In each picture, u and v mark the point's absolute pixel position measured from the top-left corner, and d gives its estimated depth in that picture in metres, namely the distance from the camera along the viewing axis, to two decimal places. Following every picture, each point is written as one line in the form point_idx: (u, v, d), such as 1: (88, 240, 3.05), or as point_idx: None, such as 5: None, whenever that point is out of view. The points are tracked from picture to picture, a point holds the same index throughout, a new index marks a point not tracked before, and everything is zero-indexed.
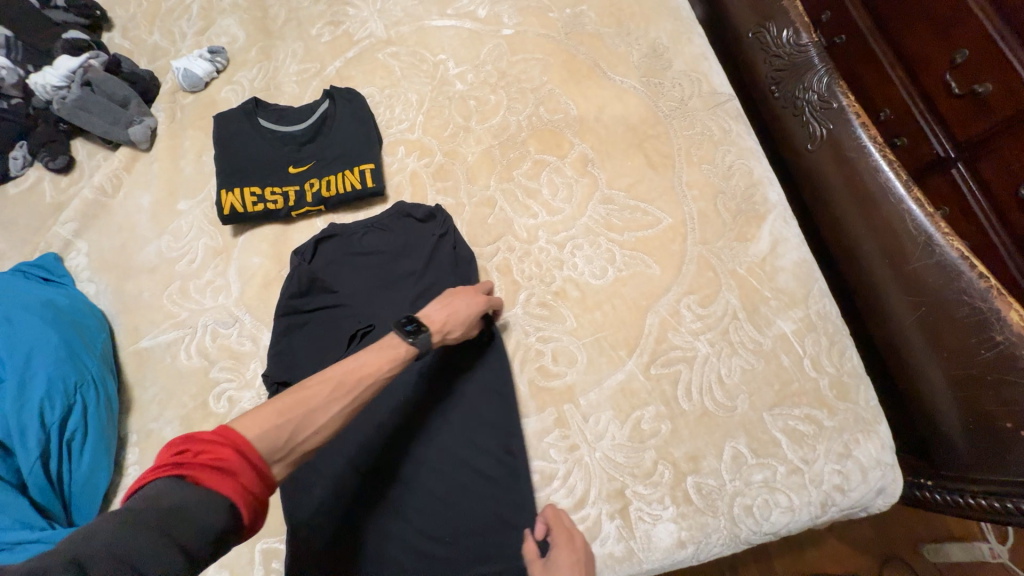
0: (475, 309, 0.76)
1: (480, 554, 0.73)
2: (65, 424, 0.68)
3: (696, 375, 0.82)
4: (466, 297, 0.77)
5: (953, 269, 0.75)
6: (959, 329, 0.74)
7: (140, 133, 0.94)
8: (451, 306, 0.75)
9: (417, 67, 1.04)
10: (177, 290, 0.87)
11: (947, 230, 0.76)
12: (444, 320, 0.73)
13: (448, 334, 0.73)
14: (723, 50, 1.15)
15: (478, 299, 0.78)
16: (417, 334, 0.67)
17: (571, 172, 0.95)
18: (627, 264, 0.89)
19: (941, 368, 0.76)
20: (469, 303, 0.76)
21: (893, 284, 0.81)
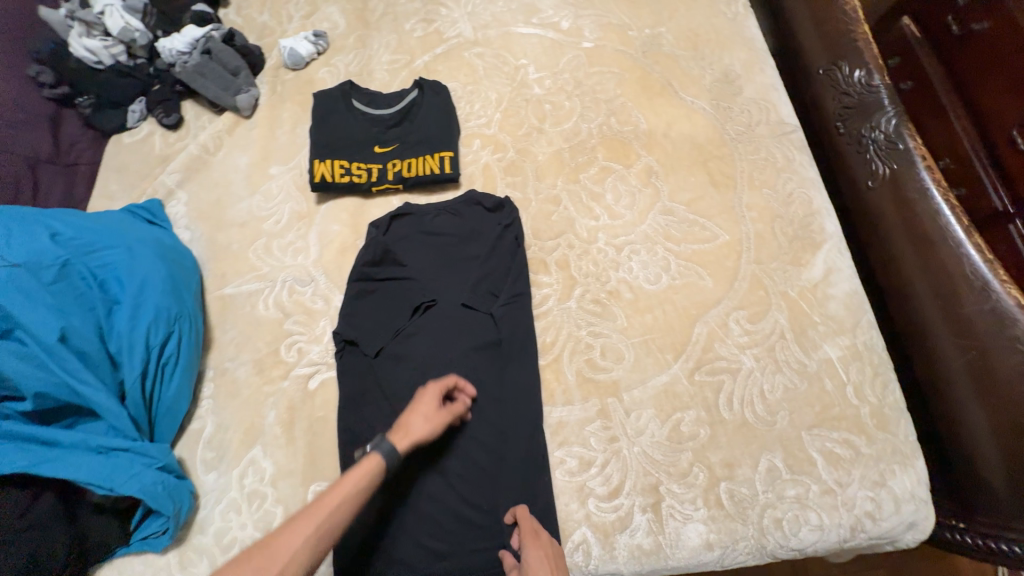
0: (432, 399, 0.76)
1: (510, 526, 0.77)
2: (163, 350, 0.75)
3: (739, 387, 0.84)
4: (429, 397, 0.75)
5: (1007, 316, 0.76)
6: (1008, 375, 0.75)
7: (245, 101, 1.03)
8: (412, 407, 0.76)
9: (499, 68, 1.11)
10: (262, 247, 0.95)
11: (1005, 278, 0.78)
12: (403, 420, 0.74)
13: (412, 432, 0.72)
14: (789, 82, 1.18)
15: (435, 386, 0.77)
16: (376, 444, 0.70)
17: (635, 182, 1.00)
18: (681, 274, 0.93)
19: (986, 412, 0.77)
20: (427, 397, 0.76)
21: (943, 325, 0.83)
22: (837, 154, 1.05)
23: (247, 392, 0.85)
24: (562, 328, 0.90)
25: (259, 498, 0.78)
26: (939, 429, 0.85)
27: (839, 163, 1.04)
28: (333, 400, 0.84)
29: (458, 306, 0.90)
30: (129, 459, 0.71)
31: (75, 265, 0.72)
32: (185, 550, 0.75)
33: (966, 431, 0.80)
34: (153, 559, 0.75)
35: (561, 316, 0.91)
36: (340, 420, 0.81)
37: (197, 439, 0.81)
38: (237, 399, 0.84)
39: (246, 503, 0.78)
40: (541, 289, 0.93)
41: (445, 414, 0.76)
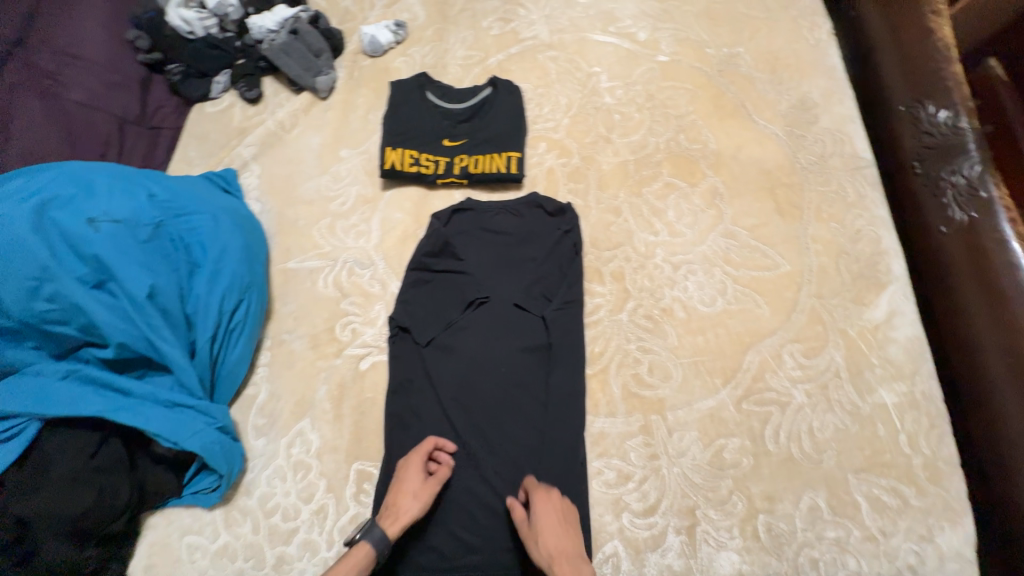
0: (415, 477, 0.76)
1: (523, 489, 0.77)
2: (233, 316, 0.79)
3: (787, 421, 0.83)
4: (411, 474, 0.76)
5: None
6: None
7: (324, 83, 1.06)
8: (397, 487, 0.76)
9: (572, 73, 1.11)
10: (326, 226, 0.97)
11: None
12: (391, 502, 0.74)
13: (401, 514, 0.73)
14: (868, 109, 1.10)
15: (415, 461, 0.77)
16: (366, 532, 0.72)
17: (699, 202, 0.99)
18: (737, 299, 0.92)
19: None
20: (411, 476, 0.76)
21: (1013, 392, 0.74)
22: (909, 196, 0.97)
23: (301, 364, 0.87)
24: (612, 339, 0.90)
25: (304, 469, 0.81)
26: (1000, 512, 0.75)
27: (911, 205, 0.96)
28: (382, 382, 0.86)
29: (510, 306, 0.90)
30: (193, 415, 0.74)
31: (166, 226, 0.76)
32: (231, 509, 0.78)
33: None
34: (201, 514, 0.78)
35: (612, 328, 0.91)
36: (388, 404, 0.83)
37: (250, 404, 0.85)
38: (291, 370, 0.87)
39: (292, 471, 0.81)
40: (594, 298, 0.93)
41: (430, 483, 0.76)
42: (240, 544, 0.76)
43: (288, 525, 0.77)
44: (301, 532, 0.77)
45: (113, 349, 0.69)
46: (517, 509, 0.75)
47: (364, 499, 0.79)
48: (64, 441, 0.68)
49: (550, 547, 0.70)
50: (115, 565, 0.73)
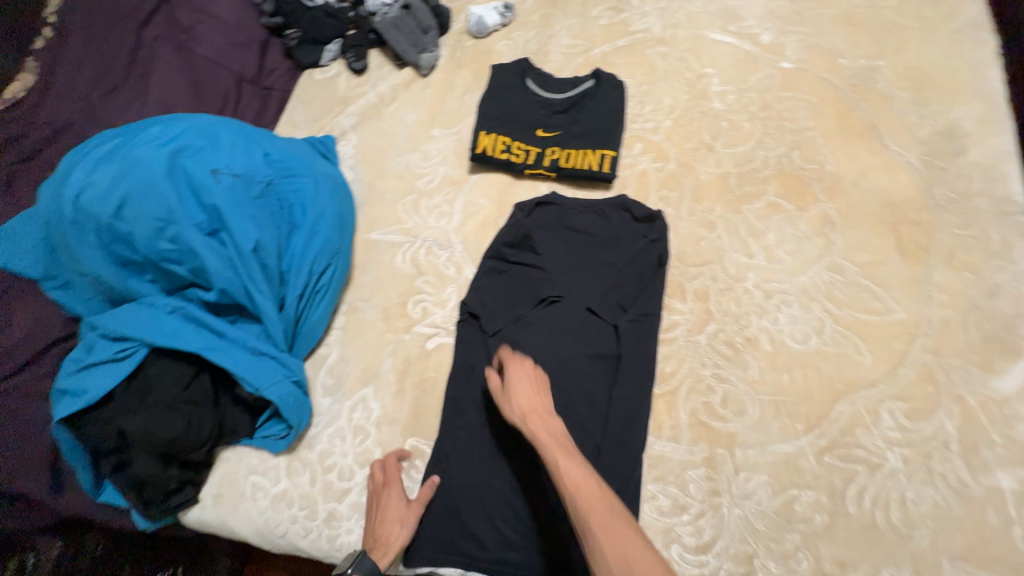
0: (397, 502, 0.75)
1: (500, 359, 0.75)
2: (320, 279, 0.82)
3: (876, 485, 0.75)
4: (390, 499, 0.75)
5: None
6: None
7: (427, 61, 1.07)
8: (379, 515, 0.74)
9: (681, 72, 1.04)
10: (411, 202, 0.99)
11: None
12: (375, 533, 0.73)
13: (390, 541, 0.71)
14: None
15: (392, 484, 0.76)
16: (355, 561, 0.68)
17: (805, 228, 0.90)
18: (835, 340, 0.83)
19: None
20: (392, 502, 0.75)
21: None
22: None
23: (372, 333, 0.90)
24: (686, 360, 0.85)
25: (362, 434, 0.84)
26: None
27: None
28: (445, 364, 0.87)
29: (583, 309, 0.87)
30: (274, 366, 0.78)
31: (275, 185, 0.80)
32: (293, 459, 0.83)
33: None
34: (267, 457, 0.83)
35: (688, 349, 0.85)
36: (449, 387, 0.84)
37: (322, 363, 0.89)
38: (362, 338, 0.90)
39: (351, 434, 0.84)
40: (672, 315, 0.88)
41: (410, 503, 0.75)
42: (297, 493, 0.81)
43: (342, 484, 0.81)
44: (353, 494, 0.80)
45: (216, 294, 0.74)
46: (493, 377, 0.72)
47: (415, 475, 0.80)
48: (164, 370, 0.74)
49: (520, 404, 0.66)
50: (190, 489, 0.80)
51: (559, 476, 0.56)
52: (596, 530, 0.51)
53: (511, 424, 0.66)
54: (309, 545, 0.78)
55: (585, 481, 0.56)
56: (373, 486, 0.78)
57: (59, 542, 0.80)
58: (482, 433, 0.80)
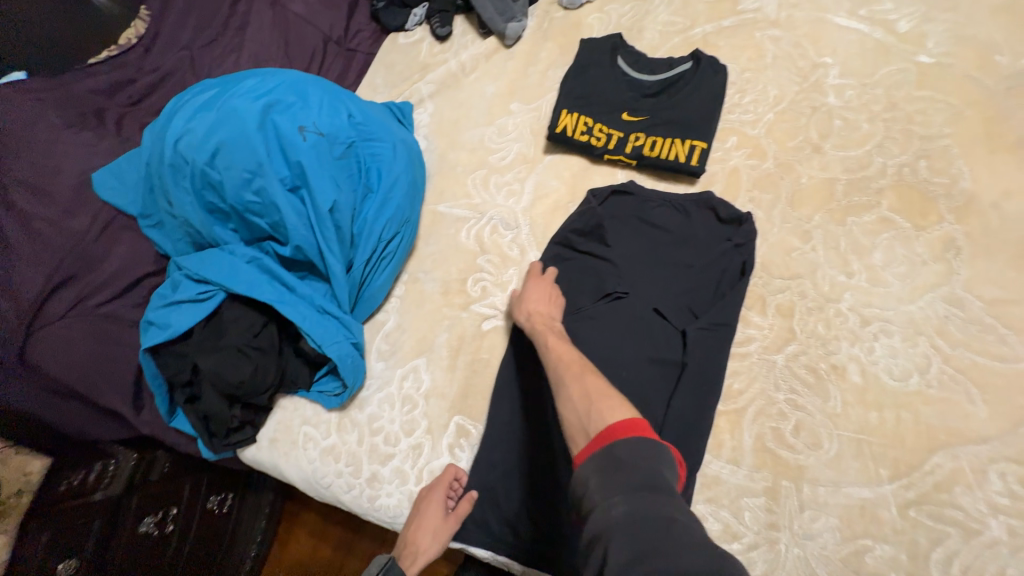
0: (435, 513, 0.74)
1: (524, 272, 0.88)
2: (387, 246, 0.82)
3: (970, 553, 0.65)
4: (433, 509, 0.74)
5: None
6: None
7: (513, 31, 1.02)
8: (417, 521, 0.74)
9: (793, 60, 0.93)
10: (481, 177, 0.96)
11: None
12: (410, 539, 0.74)
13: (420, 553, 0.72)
14: None
15: (434, 495, 0.76)
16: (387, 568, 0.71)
17: (923, 250, 0.79)
18: (941, 383, 0.72)
19: None
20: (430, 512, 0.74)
21: None
22: None
23: (429, 306, 0.90)
24: (759, 379, 0.77)
25: (410, 404, 0.84)
26: None
27: None
28: (498, 347, 0.85)
29: (649, 309, 0.82)
30: (336, 326, 0.80)
31: (356, 148, 0.80)
32: (344, 417, 0.85)
33: None
34: (320, 411, 0.86)
35: (762, 368, 0.78)
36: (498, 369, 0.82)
37: (378, 329, 0.90)
38: (419, 309, 0.90)
39: (400, 402, 0.85)
40: (748, 329, 0.80)
41: (450, 518, 0.74)
42: (345, 449, 0.84)
43: (387, 449, 0.83)
44: (396, 460, 0.82)
45: (292, 249, 0.76)
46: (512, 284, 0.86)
47: (458, 452, 0.81)
48: (238, 316, 0.78)
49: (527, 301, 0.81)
50: (250, 429, 0.85)
51: (548, 351, 0.71)
52: (569, 384, 0.64)
53: (518, 320, 0.80)
54: (351, 499, 0.82)
55: (569, 354, 0.69)
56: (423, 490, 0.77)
57: (135, 454, 0.85)
58: (528, 424, 0.78)
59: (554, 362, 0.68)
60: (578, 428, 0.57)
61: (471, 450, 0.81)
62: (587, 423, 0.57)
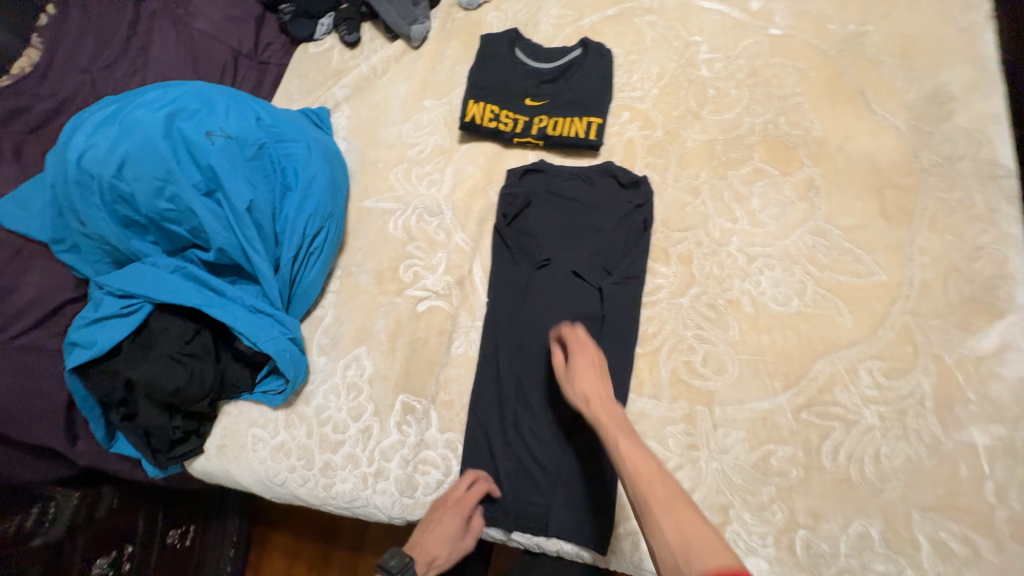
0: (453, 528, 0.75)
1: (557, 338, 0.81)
2: (313, 241, 0.85)
3: (851, 440, 0.76)
4: (450, 519, 0.75)
5: None
6: None
7: (418, 32, 1.08)
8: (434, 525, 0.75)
9: (669, 41, 1.04)
10: (402, 171, 1.01)
11: None
12: (421, 539, 0.74)
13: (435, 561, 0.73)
14: None
15: (457, 507, 0.76)
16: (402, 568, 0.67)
17: (790, 192, 0.91)
18: (816, 302, 0.84)
19: None
20: (447, 524, 0.75)
21: None
22: None
23: (364, 296, 0.93)
24: (669, 320, 0.86)
25: (355, 390, 0.87)
26: None
27: None
28: (434, 325, 0.90)
29: (569, 272, 0.89)
30: (270, 323, 0.82)
31: (268, 149, 0.82)
32: (291, 413, 0.87)
33: None
34: (266, 411, 0.87)
35: (670, 310, 0.87)
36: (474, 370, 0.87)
37: (317, 324, 0.92)
38: (355, 301, 0.93)
39: (345, 391, 0.87)
40: (655, 279, 0.89)
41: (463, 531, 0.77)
42: (294, 444, 0.85)
43: (337, 436, 0.85)
44: (347, 446, 0.85)
45: (214, 253, 0.78)
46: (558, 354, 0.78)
47: (405, 428, 0.85)
48: (167, 325, 0.79)
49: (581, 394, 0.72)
50: (196, 440, 0.85)
51: (619, 457, 0.63)
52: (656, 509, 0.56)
53: (574, 403, 0.72)
54: (307, 492, 0.84)
55: (646, 464, 0.61)
56: (445, 499, 0.78)
57: (77, 493, 0.81)
58: (473, 392, 0.85)
59: (626, 477, 0.60)
60: (671, 564, 0.52)
61: (418, 424, 0.85)
62: (683, 566, 0.51)
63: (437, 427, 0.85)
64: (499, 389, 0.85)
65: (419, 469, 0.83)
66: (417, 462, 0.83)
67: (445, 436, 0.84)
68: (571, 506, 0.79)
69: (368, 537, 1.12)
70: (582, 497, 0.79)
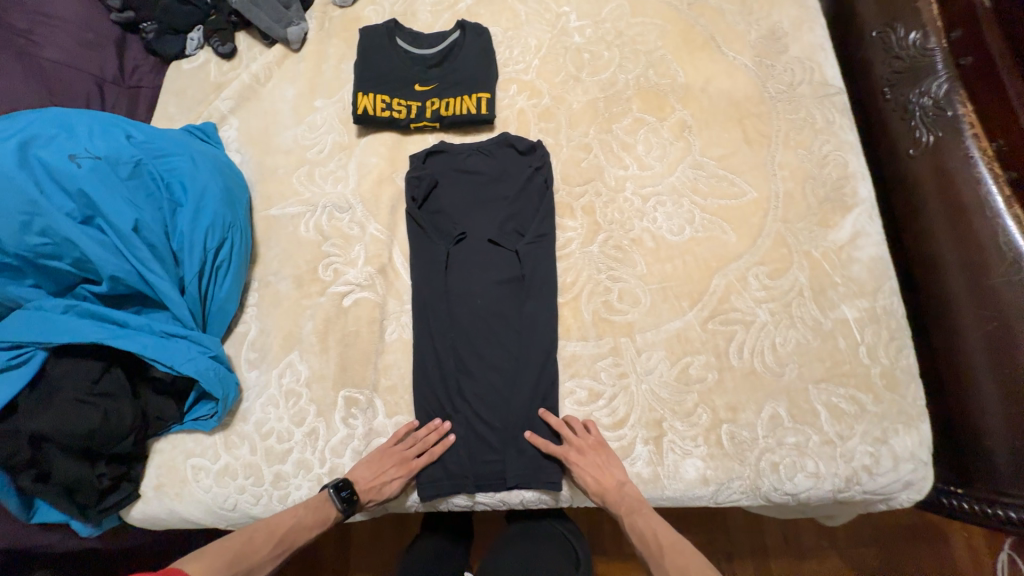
0: (395, 472, 0.80)
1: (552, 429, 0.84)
2: (218, 254, 0.83)
3: (751, 337, 0.87)
4: (393, 458, 0.80)
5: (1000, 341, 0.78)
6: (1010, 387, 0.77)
7: (295, 34, 1.07)
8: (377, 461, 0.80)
9: (541, 14, 1.11)
10: (305, 174, 1.00)
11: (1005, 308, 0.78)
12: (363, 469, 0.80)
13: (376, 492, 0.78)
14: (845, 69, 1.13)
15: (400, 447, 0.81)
16: (346, 501, 0.77)
17: (668, 135, 1.01)
18: (705, 227, 0.94)
19: (1000, 413, 0.78)
20: (389, 465, 0.80)
21: (982, 352, 0.80)
22: (904, 183, 0.96)
23: (287, 303, 0.92)
24: (583, 267, 0.93)
25: (294, 397, 0.86)
26: (959, 433, 0.84)
27: (903, 189, 0.96)
28: (363, 317, 0.91)
29: (485, 241, 0.93)
30: (186, 345, 0.79)
31: (147, 167, 0.79)
32: (229, 434, 0.85)
33: (982, 424, 0.80)
34: (202, 439, 0.84)
35: (582, 259, 0.94)
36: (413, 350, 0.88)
37: (242, 340, 0.90)
38: (278, 309, 0.91)
39: (283, 399, 0.86)
40: (566, 233, 0.95)
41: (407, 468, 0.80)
42: (239, 464, 0.83)
43: (283, 446, 0.84)
44: (295, 453, 0.83)
45: (108, 282, 0.74)
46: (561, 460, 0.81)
47: (352, 421, 0.85)
48: (70, 368, 0.74)
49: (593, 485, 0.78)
50: (127, 485, 0.81)
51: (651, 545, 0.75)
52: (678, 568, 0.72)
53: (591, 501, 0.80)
54: (262, 510, 0.82)
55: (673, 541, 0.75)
56: (391, 439, 0.83)
57: None
58: (416, 372, 0.87)
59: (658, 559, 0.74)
60: None
61: (364, 415, 0.86)
62: None
63: (385, 413, 0.86)
64: (438, 363, 0.87)
65: None
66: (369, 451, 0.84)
67: (392, 420, 0.86)
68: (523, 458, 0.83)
69: (352, 563, 1.11)
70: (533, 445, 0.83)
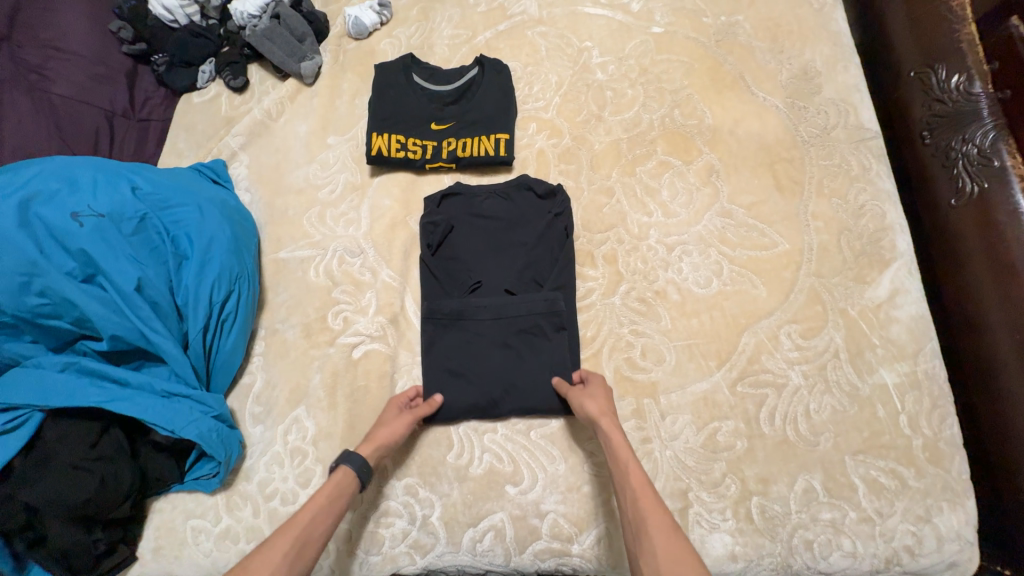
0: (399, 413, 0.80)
1: (549, 332, 0.85)
2: (224, 306, 0.79)
3: (783, 403, 0.82)
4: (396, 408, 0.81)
5: None
6: None
7: (309, 69, 1.04)
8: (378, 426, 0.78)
9: (562, 49, 1.07)
10: (316, 215, 0.97)
11: None
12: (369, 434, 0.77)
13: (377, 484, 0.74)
14: (878, 107, 1.08)
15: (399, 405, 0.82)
16: (344, 458, 0.73)
17: (694, 180, 0.96)
18: (733, 280, 0.89)
19: None
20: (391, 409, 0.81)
21: None
22: (944, 235, 0.91)
23: (295, 353, 0.88)
24: (605, 320, 0.89)
25: (300, 455, 0.82)
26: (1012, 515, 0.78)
27: (942, 241, 0.91)
28: (373, 369, 0.87)
29: (502, 292, 0.89)
30: (189, 405, 0.75)
31: (152, 220, 0.76)
32: (232, 494, 0.80)
33: None
34: (203, 498, 0.80)
35: (603, 311, 0.89)
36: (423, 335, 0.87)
37: (247, 393, 0.86)
38: (285, 359, 0.88)
39: (289, 458, 0.82)
40: (586, 283, 0.91)
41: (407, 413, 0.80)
42: (241, 527, 0.78)
43: (286, 509, 0.79)
44: None
45: (108, 341, 0.71)
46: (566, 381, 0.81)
47: None
48: (66, 432, 0.70)
49: (597, 412, 0.74)
50: (125, 548, 0.77)
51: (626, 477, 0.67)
52: (651, 527, 0.61)
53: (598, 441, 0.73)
54: None
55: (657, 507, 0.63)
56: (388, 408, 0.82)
57: None
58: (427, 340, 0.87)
59: (630, 493, 0.65)
60: None
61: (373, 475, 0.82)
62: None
63: (396, 474, 0.82)
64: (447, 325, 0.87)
65: (382, 521, 0.79)
66: (380, 516, 0.80)
67: (403, 481, 0.81)
68: (518, 356, 0.84)
69: None
70: (530, 348, 0.85)
